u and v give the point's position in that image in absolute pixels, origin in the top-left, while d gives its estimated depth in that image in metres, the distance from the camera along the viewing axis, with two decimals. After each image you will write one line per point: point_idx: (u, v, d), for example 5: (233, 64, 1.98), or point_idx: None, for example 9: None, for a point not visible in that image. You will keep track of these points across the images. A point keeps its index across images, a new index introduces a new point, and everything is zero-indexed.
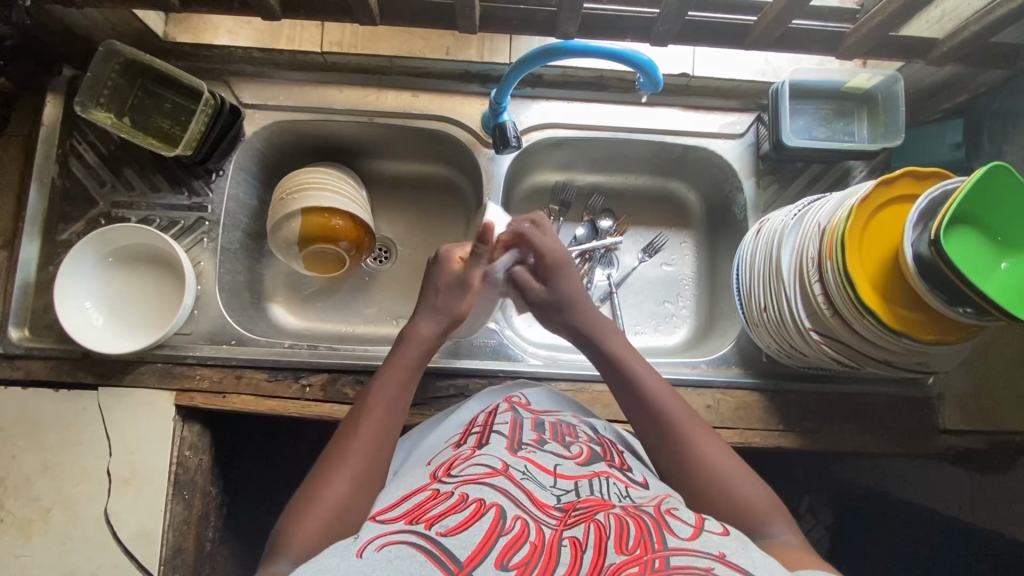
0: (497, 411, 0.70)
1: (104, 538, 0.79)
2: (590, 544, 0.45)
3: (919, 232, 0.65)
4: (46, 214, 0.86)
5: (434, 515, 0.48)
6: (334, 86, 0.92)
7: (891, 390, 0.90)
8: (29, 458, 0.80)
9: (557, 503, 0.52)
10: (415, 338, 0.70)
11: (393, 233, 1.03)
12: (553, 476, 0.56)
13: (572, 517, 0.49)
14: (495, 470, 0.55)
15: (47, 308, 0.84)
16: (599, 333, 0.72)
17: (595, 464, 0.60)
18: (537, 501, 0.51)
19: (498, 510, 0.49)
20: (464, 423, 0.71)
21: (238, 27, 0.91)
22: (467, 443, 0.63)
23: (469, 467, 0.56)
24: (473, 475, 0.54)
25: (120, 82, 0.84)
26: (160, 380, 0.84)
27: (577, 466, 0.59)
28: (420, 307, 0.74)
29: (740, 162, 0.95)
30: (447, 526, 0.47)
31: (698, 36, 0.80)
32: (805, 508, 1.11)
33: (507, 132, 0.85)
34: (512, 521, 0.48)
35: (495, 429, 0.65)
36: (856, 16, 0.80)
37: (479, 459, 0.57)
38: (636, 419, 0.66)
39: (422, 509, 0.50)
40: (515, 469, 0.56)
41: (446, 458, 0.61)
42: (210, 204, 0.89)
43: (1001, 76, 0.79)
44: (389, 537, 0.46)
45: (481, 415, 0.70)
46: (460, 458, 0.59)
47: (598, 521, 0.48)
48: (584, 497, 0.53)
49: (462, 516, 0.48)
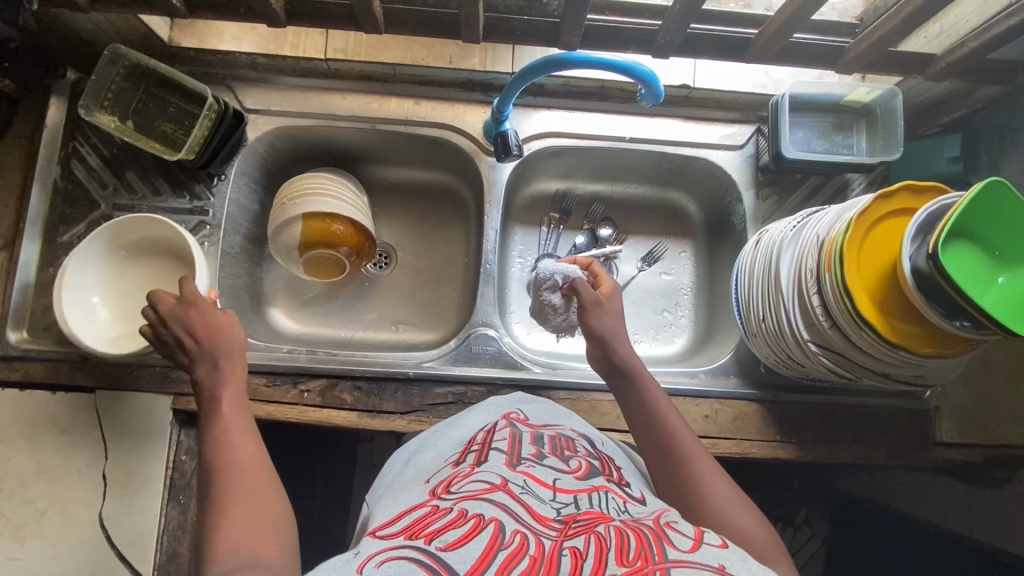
0: (495, 428, 0.70)
1: (100, 541, 0.79)
2: (591, 555, 0.45)
3: (917, 246, 0.66)
4: (47, 215, 0.86)
5: (433, 531, 0.49)
6: (338, 93, 0.93)
7: (889, 402, 0.90)
8: (25, 460, 0.80)
9: (557, 516, 0.52)
10: (223, 370, 0.72)
11: (394, 239, 1.03)
12: (551, 490, 0.56)
13: (571, 530, 0.49)
14: (494, 486, 0.55)
15: (46, 310, 0.84)
16: (617, 340, 0.76)
17: (593, 478, 0.60)
18: (537, 515, 0.51)
19: (498, 525, 0.49)
20: (462, 438, 0.71)
21: (243, 32, 0.91)
22: (466, 459, 0.63)
23: (468, 483, 0.56)
24: (472, 491, 0.54)
25: (125, 86, 0.84)
26: (158, 383, 0.83)
27: (576, 480, 0.59)
28: (198, 356, 0.73)
29: (739, 173, 0.96)
30: (446, 541, 0.47)
31: (699, 48, 0.81)
32: (802, 520, 1.15)
33: (509, 140, 0.86)
34: (511, 536, 0.48)
35: (494, 445, 0.65)
36: (855, 30, 0.80)
37: (479, 475, 0.57)
38: (645, 438, 0.70)
39: (421, 525, 0.50)
40: (514, 484, 0.56)
41: (445, 474, 0.61)
42: (212, 207, 0.89)
43: (999, 92, 0.80)
44: (389, 553, 0.46)
45: (480, 431, 0.70)
46: (459, 474, 0.59)
47: (598, 533, 0.48)
48: (583, 510, 0.53)
49: (461, 531, 0.48)
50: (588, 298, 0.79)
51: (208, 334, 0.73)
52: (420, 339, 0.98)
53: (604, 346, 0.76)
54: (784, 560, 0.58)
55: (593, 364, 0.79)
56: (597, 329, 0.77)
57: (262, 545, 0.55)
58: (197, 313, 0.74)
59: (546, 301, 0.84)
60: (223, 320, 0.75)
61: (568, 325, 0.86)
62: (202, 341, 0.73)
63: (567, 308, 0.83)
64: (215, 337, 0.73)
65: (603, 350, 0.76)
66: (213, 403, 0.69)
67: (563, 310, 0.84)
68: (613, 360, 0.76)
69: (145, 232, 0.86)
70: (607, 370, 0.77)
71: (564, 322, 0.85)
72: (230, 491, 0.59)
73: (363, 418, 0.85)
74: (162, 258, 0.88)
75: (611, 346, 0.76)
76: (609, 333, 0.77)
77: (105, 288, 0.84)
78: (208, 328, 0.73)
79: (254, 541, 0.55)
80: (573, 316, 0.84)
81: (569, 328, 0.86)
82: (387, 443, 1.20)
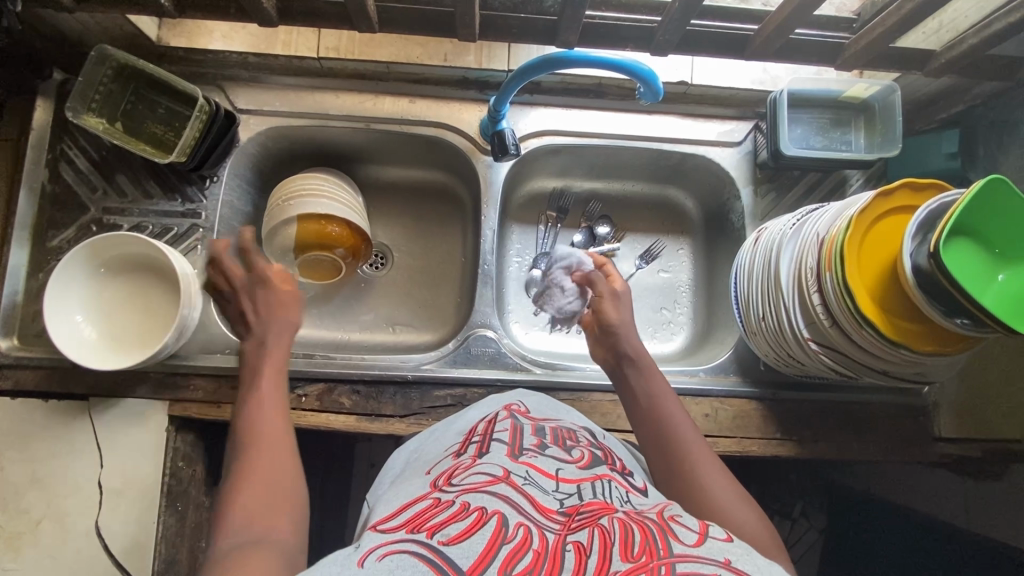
0: (497, 419, 0.69)
1: (96, 550, 0.78)
2: (595, 550, 0.45)
3: (918, 243, 0.65)
4: (36, 220, 0.85)
5: (435, 524, 0.48)
6: (331, 92, 0.91)
7: (888, 398, 0.90)
8: (18, 469, 0.78)
9: (560, 508, 0.52)
10: (269, 349, 0.75)
11: (390, 239, 1.02)
12: (554, 481, 0.56)
13: (574, 523, 0.49)
14: (496, 477, 0.55)
15: (37, 316, 0.83)
16: (627, 330, 0.77)
17: (596, 468, 0.60)
18: (540, 508, 0.51)
19: (501, 518, 0.48)
20: (464, 430, 0.70)
21: (233, 31, 0.89)
22: (467, 451, 0.62)
23: (470, 475, 0.56)
24: (474, 483, 0.54)
25: (113, 87, 0.82)
26: (153, 390, 0.82)
27: (579, 470, 0.59)
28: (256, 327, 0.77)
29: (738, 170, 0.95)
30: (449, 535, 0.46)
31: (698, 45, 0.80)
32: (799, 513, 1.16)
33: (506, 140, 0.84)
34: (514, 530, 0.47)
35: (495, 436, 0.64)
36: (853, 24, 0.79)
37: (480, 466, 0.57)
38: (646, 434, 0.69)
39: (423, 518, 0.50)
40: (516, 476, 0.55)
41: (447, 466, 0.61)
42: (204, 210, 0.88)
43: (997, 88, 0.79)
44: (391, 546, 0.45)
45: (481, 423, 0.70)
46: (460, 466, 0.59)
47: (602, 526, 0.48)
48: (586, 501, 0.53)
49: (463, 525, 0.47)
50: (604, 288, 0.81)
51: (266, 308, 0.78)
52: (418, 340, 0.98)
53: (613, 338, 0.77)
54: (783, 558, 0.57)
55: (600, 359, 0.80)
56: (610, 319, 0.78)
57: (275, 520, 0.54)
58: (260, 293, 0.78)
59: (556, 280, 0.88)
60: (282, 294, 0.79)
61: (570, 311, 0.89)
62: (260, 317, 0.77)
63: (575, 290, 0.86)
64: (272, 313, 0.78)
65: (612, 339, 0.77)
66: (253, 377, 0.72)
67: (570, 294, 0.88)
68: (620, 352, 0.76)
69: (140, 249, 0.83)
70: (613, 366, 0.77)
71: (565, 306, 0.88)
72: (249, 469, 0.59)
73: (361, 422, 0.84)
74: (151, 268, 0.85)
75: (619, 339, 0.77)
76: (620, 324, 0.78)
77: (87, 306, 0.81)
78: (270, 308, 0.78)
79: (267, 517, 0.54)
80: (577, 303, 0.87)
81: (569, 316, 0.89)
82: (385, 443, 1.20)
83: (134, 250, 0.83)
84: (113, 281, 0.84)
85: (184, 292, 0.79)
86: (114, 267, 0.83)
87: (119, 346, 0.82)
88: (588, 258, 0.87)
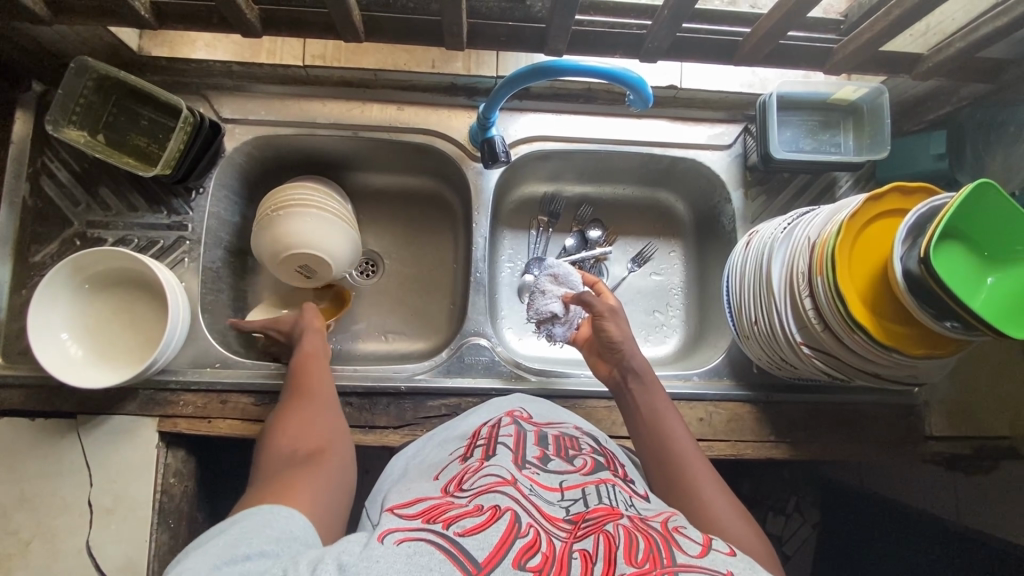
0: (500, 424, 0.69)
1: (88, 570, 0.76)
2: (600, 556, 0.44)
3: (908, 248, 0.66)
4: (18, 235, 0.83)
5: (451, 517, 0.48)
6: (318, 99, 0.90)
7: (879, 399, 0.91)
8: (6, 490, 0.77)
9: (566, 516, 0.52)
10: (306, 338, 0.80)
11: (380, 246, 1.02)
12: (558, 491, 0.56)
13: (581, 530, 0.49)
14: (506, 480, 0.55)
15: (21, 333, 0.81)
16: (631, 348, 0.76)
17: (599, 474, 0.61)
18: (547, 515, 0.51)
19: (514, 515, 0.49)
20: (465, 433, 0.70)
21: (216, 40, 0.90)
22: (474, 455, 0.62)
23: (480, 478, 0.56)
24: (485, 484, 0.54)
25: (94, 99, 0.81)
26: (143, 407, 0.81)
27: (582, 477, 0.59)
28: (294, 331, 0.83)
29: (728, 173, 0.95)
30: (464, 527, 0.47)
31: (688, 52, 0.80)
32: (793, 508, 1.17)
33: (496, 147, 0.83)
34: (526, 528, 0.47)
35: (500, 440, 0.64)
36: (841, 26, 0.80)
37: (489, 469, 0.57)
38: (648, 446, 0.69)
39: (438, 511, 0.50)
40: (523, 483, 0.55)
41: (455, 471, 0.60)
42: (190, 222, 0.86)
43: (983, 90, 0.80)
44: (408, 532, 0.46)
45: (484, 427, 0.70)
46: (469, 469, 0.59)
47: (607, 532, 0.48)
48: (592, 507, 0.53)
49: (478, 519, 0.48)
50: (604, 306, 0.77)
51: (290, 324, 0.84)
52: (411, 349, 0.97)
53: (618, 353, 0.76)
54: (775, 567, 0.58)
55: (604, 378, 0.80)
56: (614, 337, 0.76)
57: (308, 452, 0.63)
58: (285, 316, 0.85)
59: (539, 285, 0.87)
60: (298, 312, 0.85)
61: (550, 313, 0.84)
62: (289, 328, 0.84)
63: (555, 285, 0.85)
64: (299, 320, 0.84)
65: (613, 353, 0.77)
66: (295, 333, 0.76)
67: (552, 296, 0.86)
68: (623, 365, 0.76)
69: (126, 262, 0.81)
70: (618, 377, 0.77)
71: (543, 307, 0.85)
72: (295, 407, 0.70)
73: (355, 434, 0.83)
74: (137, 281, 0.84)
75: (622, 355, 0.76)
76: (625, 341, 0.76)
77: (73, 324, 0.80)
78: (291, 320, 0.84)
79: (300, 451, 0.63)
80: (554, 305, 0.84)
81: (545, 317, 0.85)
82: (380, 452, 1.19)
83: (120, 263, 0.81)
84: (98, 296, 0.82)
85: (171, 304, 0.78)
86: (102, 279, 0.82)
87: (112, 361, 0.81)
88: (579, 279, 0.87)
